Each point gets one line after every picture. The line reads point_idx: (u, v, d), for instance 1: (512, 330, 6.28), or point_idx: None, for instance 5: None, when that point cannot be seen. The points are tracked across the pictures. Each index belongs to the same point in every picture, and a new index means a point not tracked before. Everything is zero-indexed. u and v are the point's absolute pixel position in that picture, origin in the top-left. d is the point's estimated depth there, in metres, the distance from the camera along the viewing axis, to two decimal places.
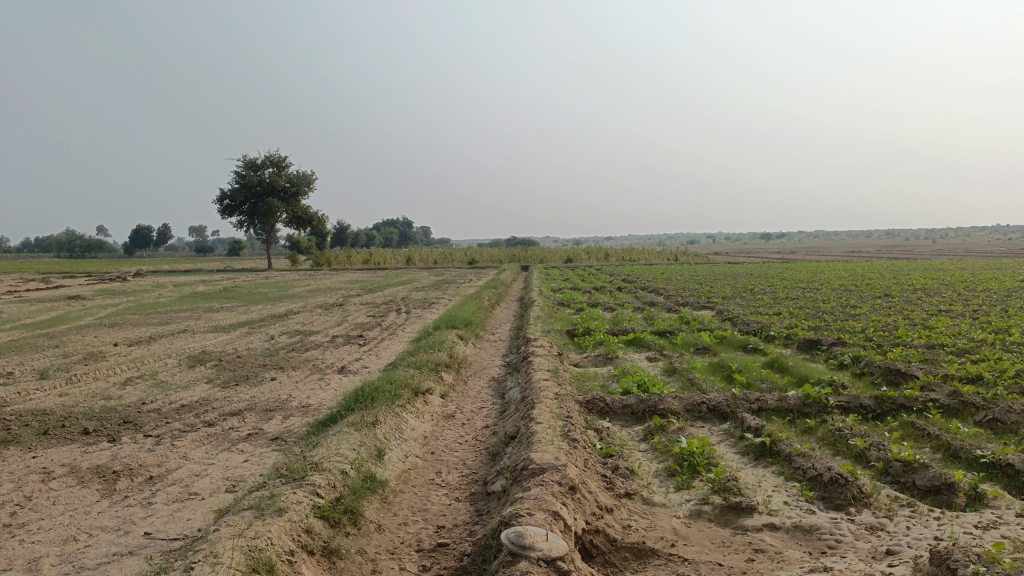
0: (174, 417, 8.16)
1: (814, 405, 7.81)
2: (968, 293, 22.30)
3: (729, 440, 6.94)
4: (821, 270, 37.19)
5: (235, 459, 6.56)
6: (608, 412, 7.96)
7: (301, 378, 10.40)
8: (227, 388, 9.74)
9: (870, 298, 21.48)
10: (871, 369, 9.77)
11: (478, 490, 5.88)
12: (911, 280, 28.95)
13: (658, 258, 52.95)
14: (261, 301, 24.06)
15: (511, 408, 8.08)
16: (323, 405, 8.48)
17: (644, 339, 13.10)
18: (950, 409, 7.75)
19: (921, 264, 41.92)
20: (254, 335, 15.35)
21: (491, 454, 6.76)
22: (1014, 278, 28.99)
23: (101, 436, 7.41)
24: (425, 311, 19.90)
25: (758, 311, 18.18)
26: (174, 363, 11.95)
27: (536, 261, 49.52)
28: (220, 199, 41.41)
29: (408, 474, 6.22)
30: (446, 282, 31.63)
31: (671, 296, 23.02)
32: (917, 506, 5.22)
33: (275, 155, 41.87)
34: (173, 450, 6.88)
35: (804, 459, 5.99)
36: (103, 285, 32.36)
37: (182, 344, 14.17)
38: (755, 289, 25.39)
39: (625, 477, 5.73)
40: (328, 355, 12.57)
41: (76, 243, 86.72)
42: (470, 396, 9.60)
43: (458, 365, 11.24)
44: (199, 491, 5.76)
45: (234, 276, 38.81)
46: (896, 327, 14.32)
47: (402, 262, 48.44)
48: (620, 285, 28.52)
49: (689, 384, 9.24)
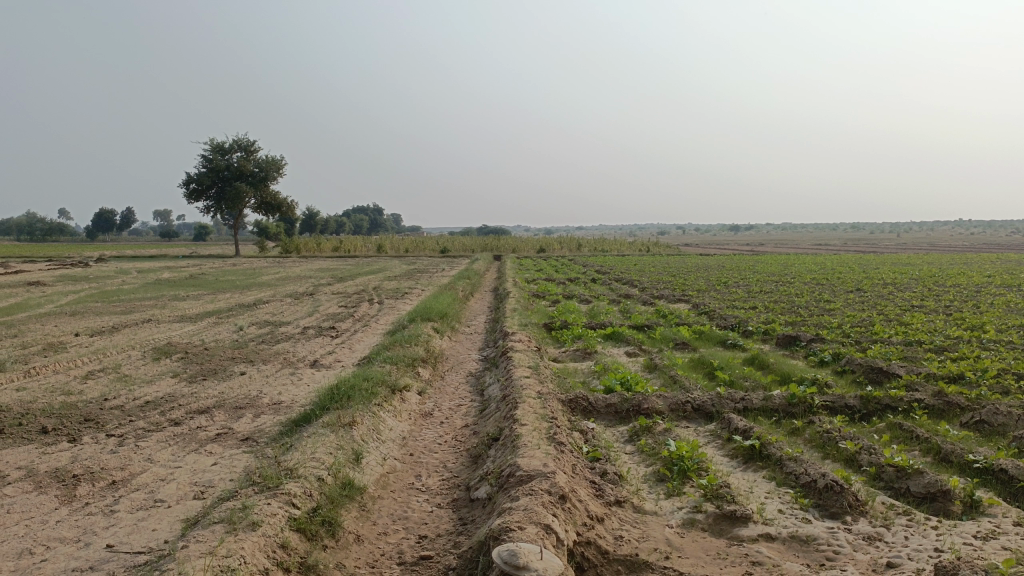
0: (138, 415, 7.78)
1: (800, 405, 7.67)
2: (938, 288, 22.47)
3: (716, 442, 6.79)
4: (792, 263, 37.41)
5: (203, 462, 6.24)
6: (591, 411, 7.75)
7: (273, 372, 10.04)
8: (194, 383, 9.35)
9: (843, 292, 21.57)
10: (853, 366, 9.69)
11: (460, 497, 5.64)
12: (881, 274, 29.17)
13: (629, 249, 52.97)
14: (229, 289, 23.47)
15: (492, 406, 7.84)
16: (296, 403, 8.16)
17: (622, 333, 12.92)
18: (935, 410, 7.67)
19: (888, 258, 42.35)
20: (222, 326, 14.88)
21: (473, 456, 6.52)
22: (980, 273, 29.39)
23: (60, 435, 7.02)
24: (399, 302, 19.53)
25: (733, 304, 18.13)
26: (138, 355, 11.50)
27: (509, 251, 49.20)
28: (186, 184, 40.45)
29: (386, 479, 5.95)
30: (419, 272, 31.23)
31: (646, 289, 22.88)
32: (914, 514, 5.09)
33: (243, 139, 41.01)
34: (138, 452, 6.53)
35: (797, 463, 5.83)
36: (64, 270, 31.42)
37: (146, 335, 13.68)
38: (728, 282, 25.39)
39: (614, 483, 5.52)
40: (300, 348, 12.21)
41: (36, 227, 84.60)
42: (447, 392, 9.33)
43: (435, 359, 10.96)
44: (165, 498, 5.44)
45: (201, 263, 38.01)
46: (872, 323, 14.31)
47: (374, 249, 47.85)
48: (595, 277, 28.37)
49: (671, 381, 9.08)
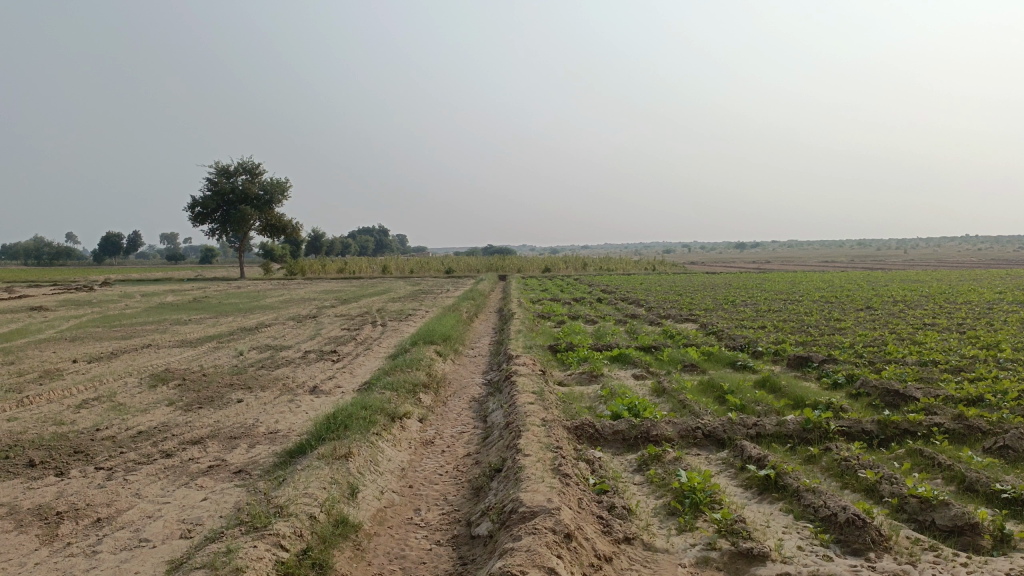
0: (128, 446, 7.52)
1: (815, 430, 7.38)
2: (949, 306, 22.10)
3: (728, 471, 6.50)
4: (799, 281, 37.07)
5: (193, 497, 5.98)
6: (598, 439, 7.48)
7: (271, 399, 9.79)
8: (190, 412, 9.10)
9: (853, 310, 21.28)
10: (867, 389, 9.40)
11: (460, 533, 5.35)
12: (890, 291, 28.84)
13: (635, 268, 52.69)
14: (231, 313, 23.27)
15: (495, 434, 7.57)
16: (293, 432, 7.89)
17: (629, 355, 12.64)
18: (955, 434, 7.37)
19: (897, 275, 41.94)
20: (222, 351, 14.65)
21: (474, 488, 6.25)
22: (992, 289, 29.08)
23: (47, 469, 6.77)
24: (402, 324, 19.29)
25: (742, 324, 17.81)
26: (135, 382, 11.25)
27: (513, 271, 48.99)
28: (191, 207, 40.47)
29: (383, 514, 5.67)
30: (423, 293, 31.04)
31: (652, 308, 22.60)
32: (942, 550, 4.79)
33: (248, 162, 41.04)
34: (126, 487, 6.27)
35: (815, 495, 5.53)
36: (68, 295, 31.32)
37: (145, 361, 13.46)
38: (735, 301, 25.08)
39: (622, 518, 5.24)
40: (300, 373, 11.95)
41: (43, 251, 84.90)
42: (449, 419, 9.06)
43: (437, 384, 10.70)
44: (150, 537, 5.17)
45: (205, 286, 37.92)
46: (884, 342, 14.00)
47: (378, 271, 47.70)
48: (601, 296, 28.10)
49: (680, 406, 8.79)
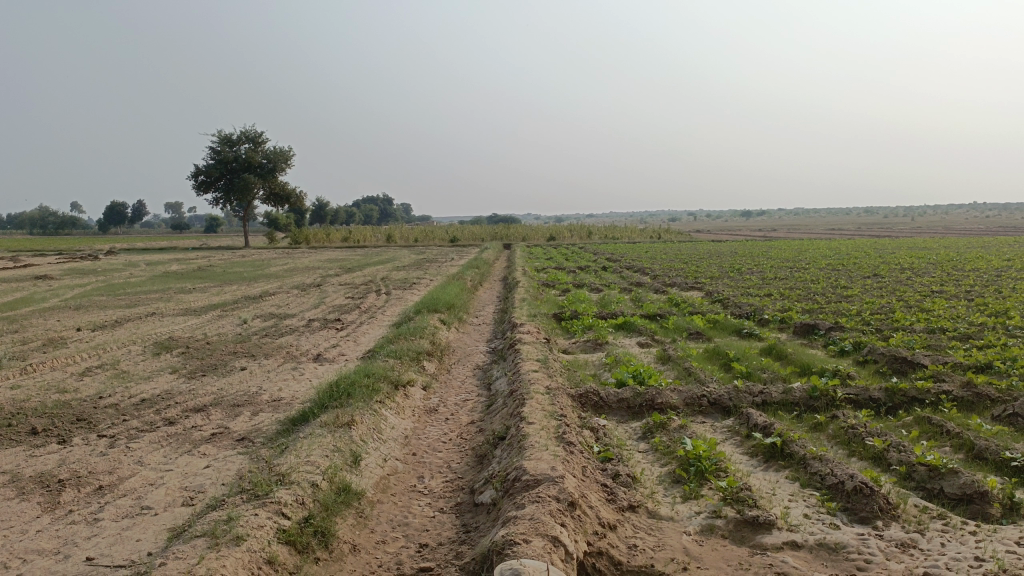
0: (132, 414, 7.50)
1: (822, 398, 7.31)
2: (957, 273, 21.93)
3: (734, 439, 6.44)
4: (806, 248, 36.89)
5: (195, 465, 5.96)
6: (602, 407, 7.43)
7: (274, 367, 9.76)
8: (193, 380, 9.07)
9: (859, 278, 21.12)
10: (875, 357, 9.31)
11: (464, 500, 5.32)
12: (898, 259, 28.64)
13: (640, 236, 52.45)
14: (236, 282, 23.25)
15: (499, 402, 7.52)
16: (296, 400, 7.86)
17: (634, 323, 12.56)
18: (964, 402, 7.30)
19: (904, 242, 41.66)
20: (226, 319, 14.61)
21: (478, 456, 6.21)
22: (1000, 256, 28.85)
23: (50, 437, 6.76)
24: (407, 292, 19.23)
25: (747, 292, 17.70)
26: (139, 351, 11.24)
27: (519, 240, 48.83)
28: (194, 176, 40.27)
29: (386, 481, 5.64)
30: (427, 261, 30.95)
31: (657, 277, 22.45)
32: (950, 518, 4.73)
33: (250, 130, 40.76)
34: (128, 455, 6.25)
35: (822, 463, 5.47)
36: (73, 263, 31.31)
37: (149, 329, 13.45)
38: (741, 269, 24.93)
39: (627, 486, 5.19)
40: (304, 341, 11.92)
41: (48, 220, 84.91)
42: (453, 387, 9.02)
43: (441, 352, 10.64)
44: (152, 505, 5.15)
45: (210, 254, 37.91)
46: (892, 309, 13.89)
47: (383, 239, 47.57)
48: (606, 265, 27.97)
49: (686, 373, 8.72)
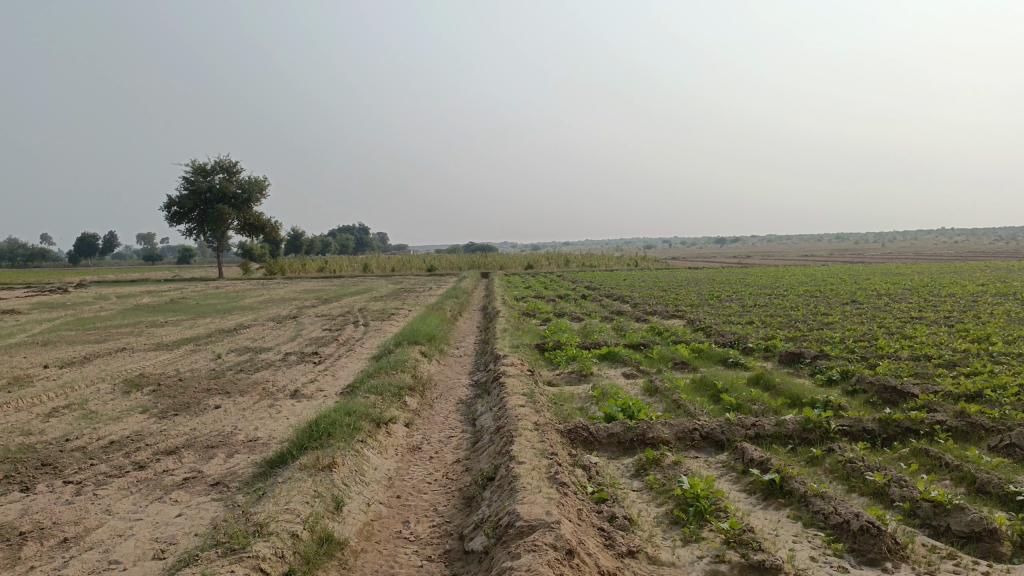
0: (99, 458, 7.14)
1: (816, 430, 7.15)
2: (934, 299, 22.10)
3: (729, 475, 6.25)
4: (783, 275, 37.02)
5: (167, 514, 5.64)
6: (592, 442, 7.21)
7: (250, 405, 9.42)
8: (165, 419, 8.71)
9: (838, 304, 21.19)
10: (864, 386, 9.19)
11: (453, 548, 5.05)
12: (873, 285, 28.87)
13: (617, 263, 52.55)
14: (210, 314, 22.80)
15: (485, 439, 7.27)
16: (273, 440, 7.54)
17: (619, 353, 12.37)
18: (958, 432, 7.18)
19: (878, 268, 42.16)
20: (200, 354, 14.20)
21: (466, 498, 5.95)
22: (974, 282, 29.19)
23: (11, 484, 6.38)
24: (385, 323, 18.92)
25: (729, 320, 17.61)
26: (108, 389, 10.83)
27: (496, 268, 48.70)
28: (167, 207, 39.73)
29: (370, 528, 5.35)
30: (405, 292, 30.65)
31: (637, 305, 22.36)
32: (961, 558, 4.55)
33: (225, 160, 40.41)
34: (95, 503, 5.90)
35: (824, 501, 5.28)
36: (41, 297, 30.55)
37: (119, 365, 13.02)
38: (720, 296, 24.95)
39: (624, 529, 4.95)
40: (281, 376, 11.57)
41: (17, 253, 83.42)
42: (437, 423, 8.75)
43: (423, 386, 10.37)
44: (120, 559, 4.82)
45: (183, 286, 37.36)
46: (875, 337, 13.85)
47: (359, 269, 47.17)
48: (586, 293, 27.83)
49: (675, 406, 8.52)
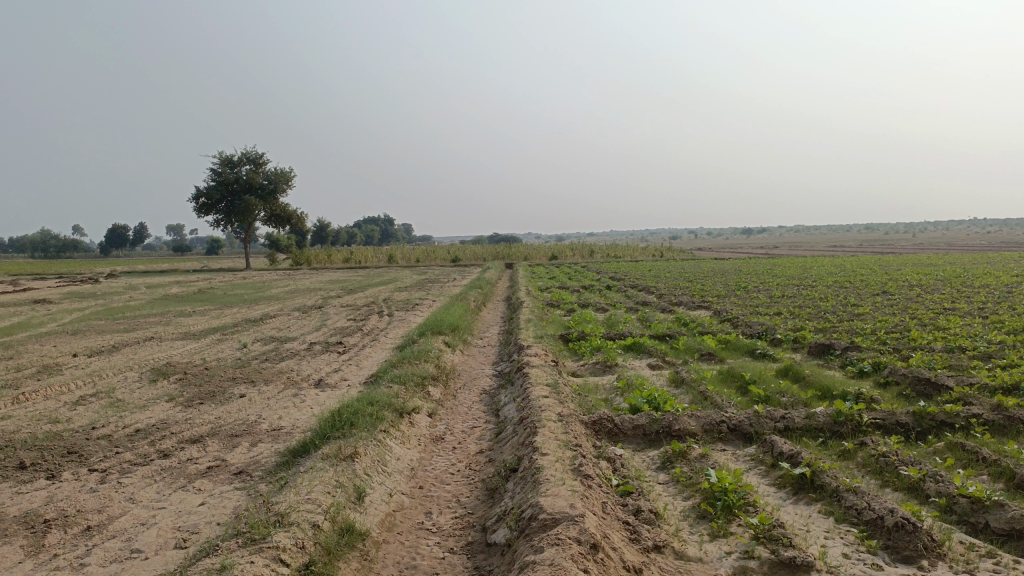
0: (125, 446, 7.17)
1: (847, 423, 6.98)
2: (966, 289, 21.62)
3: (758, 469, 6.11)
4: (810, 266, 36.54)
5: (190, 502, 5.63)
6: (617, 434, 7.10)
7: (274, 394, 9.43)
8: (190, 408, 8.74)
9: (868, 295, 20.82)
10: (896, 378, 8.97)
11: (475, 540, 4.97)
12: (904, 276, 28.37)
13: (642, 254, 52.17)
14: (236, 304, 22.96)
15: (508, 430, 7.19)
16: (296, 429, 7.53)
17: (644, 344, 12.23)
18: (996, 426, 6.96)
19: (908, 258, 41.41)
20: (226, 343, 14.28)
21: (489, 490, 5.88)
22: (1008, 272, 28.59)
23: (38, 472, 6.42)
24: (409, 314, 18.91)
25: (757, 311, 17.36)
26: (135, 377, 10.91)
27: (521, 259, 48.60)
28: (195, 198, 40.11)
29: (392, 519, 5.30)
30: (429, 282, 30.67)
31: (663, 295, 22.14)
32: (1001, 557, 4.39)
33: (252, 151, 40.68)
34: (119, 491, 5.92)
35: (857, 496, 5.13)
36: (72, 287, 30.98)
37: (146, 355, 13.13)
38: (747, 287, 24.65)
39: (650, 523, 4.84)
40: (305, 366, 11.58)
41: (50, 244, 84.85)
42: (460, 413, 8.69)
43: (447, 376, 10.31)
44: (143, 548, 4.81)
45: (211, 277, 37.73)
46: (907, 328, 13.56)
47: (384, 259, 47.32)
48: (610, 284, 27.64)
49: (702, 398, 8.38)
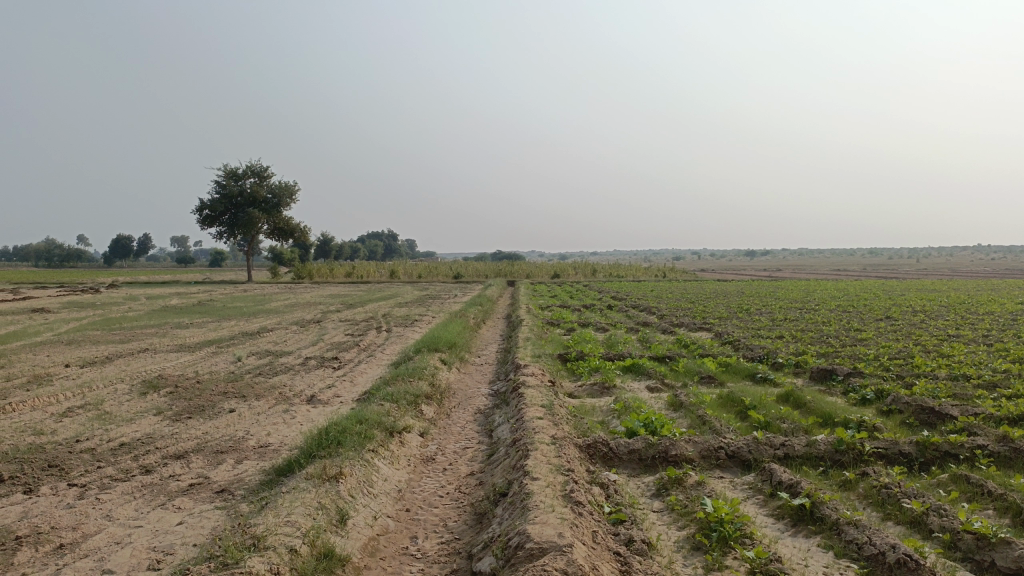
0: (107, 460, 7.00)
1: (848, 452, 6.79)
2: (970, 317, 21.43)
3: (756, 498, 5.93)
4: (813, 289, 36.36)
5: (168, 521, 5.45)
6: (612, 458, 6.92)
7: (265, 409, 9.26)
8: (177, 422, 8.57)
9: (871, 320, 20.62)
10: (899, 406, 8.79)
11: (460, 567, 4.79)
12: (908, 301, 28.18)
13: (645, 275, 52.06)
14: (234, 317, 22.82)
15: (500, 452, 7.01)
16: (284, 447, 7.35)
17: (643, 366, 12.05)
18: (1001, 458, 6.76)
19: (912, 284, 41.20)
20: (220, 356, 14.13)
21: (478, 514, 5.70)
22: (1013, 300, 28.42)
23: (15, 486, 6.25)
24: (407, 330, 18.75)
25: (758, 334, 17.18)
26: (126, 389, 10.75)
27: (523, 276, 48.51)
28: (199, 210, 40.11)
29: (375, 543, 5.12)
30: (430, 298, 30.56)
31: (664, 316, 21.96)
32: None
33: (257, 165, 40.73)
34: (97, 507, 5.74)
35: (858, 529, 4.94)
36: (72, 297, 30.87)
37: (138, 366, 12.97)
38: (749, 309, 24.48)
39: (641, 554, 4.65)
40: (298, 381, 11.42)
41: (54, 253, 84.99)
42: (452, 433, 8.51)
43: (441, 394, 10.15)
44: (113, 568, 4.63)
45: (212, 289, 37.65)
46: (910, 354, 13.37)
47: (386, 275, 47.22)
48: (612, 304, 27.47)
49: (700, 422, 8.20)
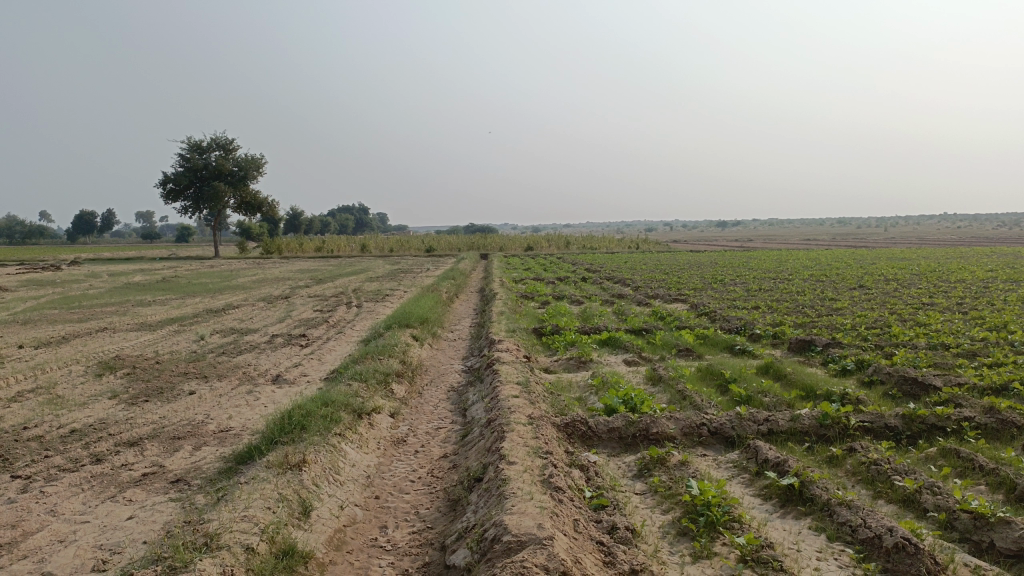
0: (55, 450, 6.56)
1: (834, 426, 6.58)
2: (944, 285, 21.50)
3: (741, 477, 5.68)
4: (785, 259, 36.43)
5: (118, 516, 5.06)
6: (591, 438, 6.64)
7: (227, 391, 8.85)
8: (134, 406, 8.13)
9: (846, 289, 20.55)
10: (881, 377, 8.61)
11: (432, 561, 4.48)
12: (880, 270, 28.19)
13: (618, 246, 51.87)
14: (200, 293, 22.20)
15: (474, 433, 6.70)
16: (246, 432, 6.96)
17: (620, 339, 11.78)
18: (988, 430, 6.59)
19: (882, 253, 41.51)
20: (183, 335, 13.61)
21: (451, 501, 5.39)
22: (982, 267, 28.70)
23: None
24: (378, 305, 18.31)
25: (734, 304, 17.00)
26: (80, 371, 10.25)
27: (496, 249, 48.11)
28: (163, 184, 39.01)
29: (341, 536, 4.77)
30: (402, 272, 30.14)
31: (639, 288, 21.73)
32: None
33: (221, 137, 39.64)
34: (40, 502, 5.33)
35: (851, 511, 4.71)
36: (31, 274, 29.85)
37: (96, 346, 12.43)
38: (723, 280, 24.32)
39: (626, 543, 4.37)
40: (264, 360, 10.99)
41: (16, 230, 82.72)
42: (425, 413, 8.18)
43: (413, 372, 9.80)
44: (54, 571, 4.24)
45: (177, 265, 36.75)
46: (887, 324, 13.25)
47: (357, 248, 46.51)
48: (586, 276, 27.18)
49: (680, 397, 7.95)
